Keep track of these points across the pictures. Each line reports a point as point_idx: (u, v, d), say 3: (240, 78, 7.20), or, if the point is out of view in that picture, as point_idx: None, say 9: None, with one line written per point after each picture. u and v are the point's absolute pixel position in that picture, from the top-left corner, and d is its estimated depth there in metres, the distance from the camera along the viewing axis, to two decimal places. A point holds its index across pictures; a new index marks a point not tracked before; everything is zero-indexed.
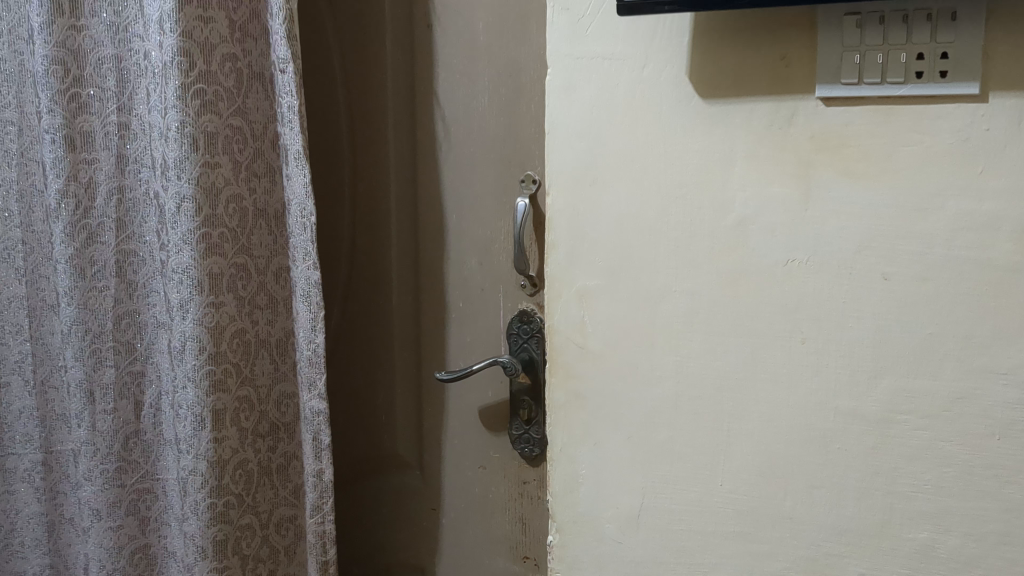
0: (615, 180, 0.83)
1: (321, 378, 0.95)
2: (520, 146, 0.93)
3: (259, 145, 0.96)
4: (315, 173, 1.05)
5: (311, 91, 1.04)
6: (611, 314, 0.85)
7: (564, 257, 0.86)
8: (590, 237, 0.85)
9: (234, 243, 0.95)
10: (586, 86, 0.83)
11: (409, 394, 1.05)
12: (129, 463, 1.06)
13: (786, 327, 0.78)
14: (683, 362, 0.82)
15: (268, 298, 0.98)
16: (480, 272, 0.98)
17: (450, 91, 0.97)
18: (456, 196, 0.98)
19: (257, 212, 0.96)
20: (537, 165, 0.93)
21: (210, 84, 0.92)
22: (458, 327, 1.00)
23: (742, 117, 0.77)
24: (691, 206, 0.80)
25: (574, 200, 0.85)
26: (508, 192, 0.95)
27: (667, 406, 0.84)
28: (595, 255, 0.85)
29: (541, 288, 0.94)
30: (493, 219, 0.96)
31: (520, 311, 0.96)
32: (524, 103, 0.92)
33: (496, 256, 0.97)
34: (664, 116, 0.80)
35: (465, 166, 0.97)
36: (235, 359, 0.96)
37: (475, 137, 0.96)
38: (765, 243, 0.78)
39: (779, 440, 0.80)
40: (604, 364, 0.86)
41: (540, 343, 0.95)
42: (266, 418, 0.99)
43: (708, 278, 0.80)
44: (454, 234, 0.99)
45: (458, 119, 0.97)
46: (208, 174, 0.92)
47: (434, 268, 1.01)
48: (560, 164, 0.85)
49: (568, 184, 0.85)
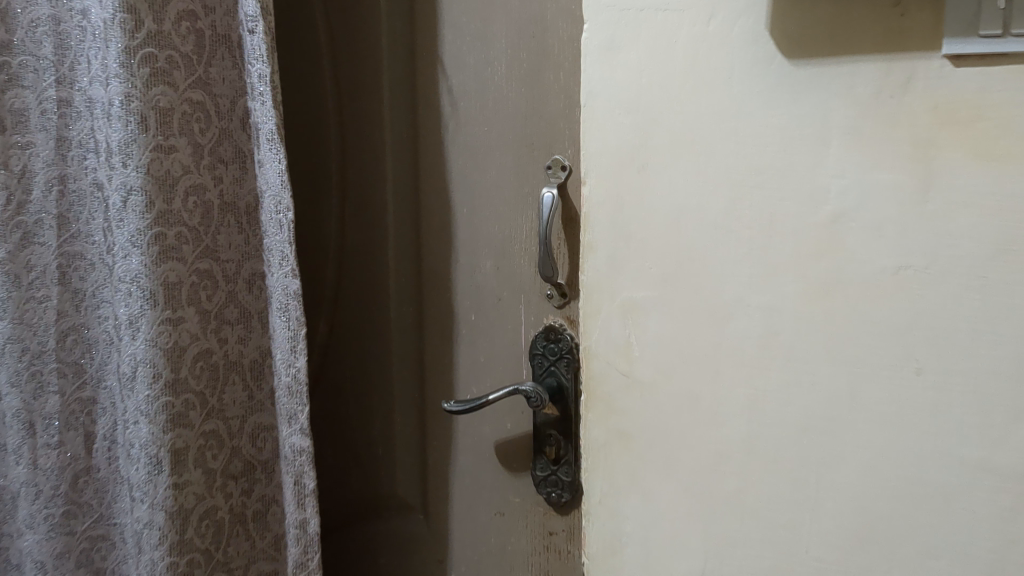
0: (670, 165, 0.65)
1: (302, 410, 0.78)
2: (544, 124, 0.75)
3: (224, 124, 0.79)
4: (297, 160, 0.89)
5: (294, 61, 0.87)
6: (664, 334, 0.67)
7: (605, 262, 0.69)
8: (637, 238, 0.67)
9: (196, 245, 0.77)
10: (633, 44, 0.65)
11: (409, 423, 0.88)
12: (79, 506, 0.89)
13: (894, 355, 0.61)
14: (758, 398, 0.65)
15: (238, 311, 0.81)
16: (495, 279, 0.81)
17: (458, 58, 0.79)
18: (466, 186, 0.81)
19: (223, 206, 0.79)
20: (566, 147, 0.74)
21: (163, 49, 0.74)
22: (470, 345, 0.83)
23: (840, 82, 0.59)
24: (770, 199, 0.62)
25: (617, 191, 0.67)
26: (530, 182, 0.77)
27: (737, 450, 0.66)
28: (643, 261, 0.67)
29: (572, 299, 0.77)
30: (510, 215, 0.79)
31: (546, 326, 0.78)
32: (549, 70, 0.74)
33: (514, 260, 0.79)
34: (736, 81, 0.62)
35: (476, 149, 0.80)
36: (199, 387, 0.79)
37: (487, 114, 0.78)
38: (868, 245, 0.60)
39: (884, 500, 0.62)
40: (654, 396, 0.69)
41: (570, 366, 0.77)
42: (239, 455, 0.82)
43: (791, 289, 0.63)
44: (463, 233, 0.82)
45: (468, 92, 0.79)
46: (162, 160, 0.74)
47: (440, 274, 0.84)
48: (597, 146, 0.68)
49: (609, 171, 0.68)
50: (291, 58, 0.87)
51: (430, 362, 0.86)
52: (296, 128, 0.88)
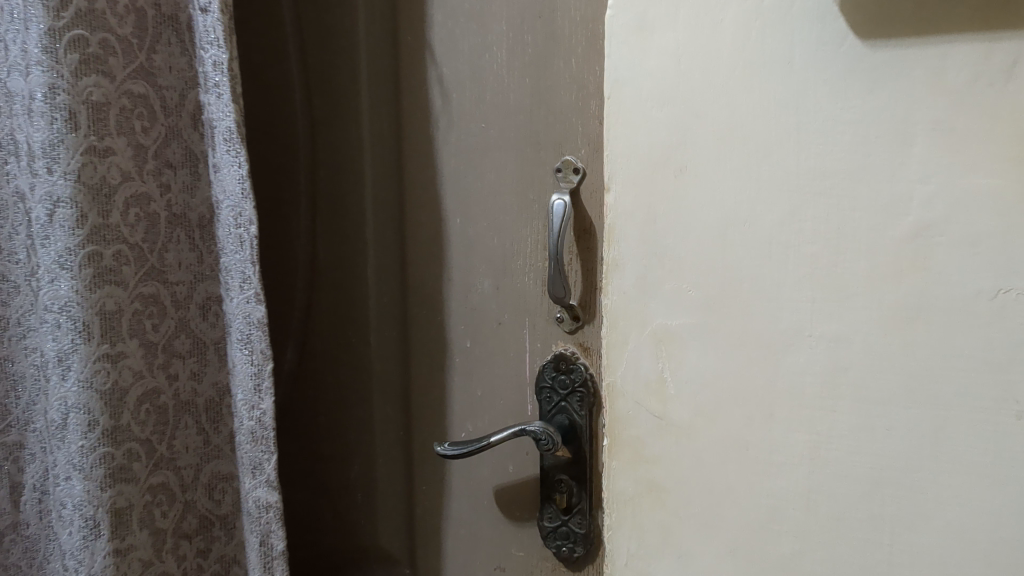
0: (714, 167, 0.55)
1: (270, 459, 0.66)
2: (553, 120, 0.64)
3: (172, 121, 0.66)
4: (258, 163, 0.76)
5: (253, 48, 0.75)
6: (705, 368, 0.57)
7: (634, 283, 0.58)
8: (674, 255, 0.57)
9: (138, 266, 0.65)
10: (668, 23, 0.55)
11: (394, 466, 0.76)
12: (5, 568, 0.76)
13: (990, 394, 0.49)
14: (821, 445, 0.54)
15: (192, 342, 0.69)
16: (495, 299, 0.69)
17: (450, 43, 0.68)
18: (459, 192, 0.69)
19: (173, 218, 0.67)
20: (579, 146, 0.64)
21: (97, 31, 0.61)
22: (465, 377, 0.71)
23: (925, 68, 0.48)
24: (836, 208, 0.52)
25: (648, 196, 0.57)
26: (537, 188, 0.66)
27: (795, 505, 0.55)
28: (679, 281, 0.57)
29: (586, 323, 0.66)
30: (513, 225, 0.68)
31: (555, 355, 0.67)
32: (558, 56, 0.63)
33: (517, 278, 0.68)
34: (796, 66, 0.52)
35: (471, 149, 0.68)
36: (145, 434, 0.66)
37: (485, 108, 0.67)
38: (960, 263, 0.49)
39: (976, 571, 0.51)
40: (692, 441, 0.58)
41: (583, 401, 0.66)
42: (194, 510, 0.70)
43: (863, 316, 0.52)
44: (457, 246, 0.70)
45: (462, 83, 0.68)
46: (96, 165, 0.62)
47: (429, 295, 0.72)
48: (621, 144, 0.58)
49: (638, 173, 0.57)
50: (248, 42, 0.75)
51: (418, 395, 0.74)
52: (255, 122, 0.76)
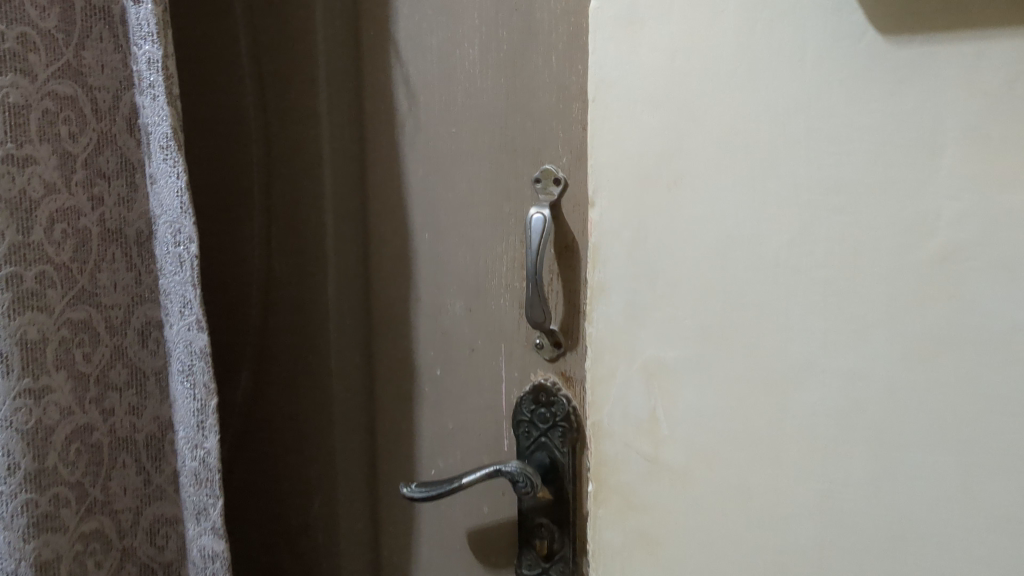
0: (712, 180, 0.48)
1: (216, 505, 0.59)
2: (532, 125, 0.58)
3: (103, 126, 0.59)
4: (208, 171, 0.70)
5: (206, 43, 0.68)
6: (703, 406, 0.50)
7: (622, 310, 0.52)
8: (667, 278, 0.50)
9: (65, 288, 0.57)
10: (662, 16, 0.48)
11: (358, 505, 0.69)
12: None
13: None
14: (834, 496, 0.47)
15: (130, 373, 0.62)
16: (467, 323, 0.63)
17: (418, 39, 0.61)
18: (428, 205, 0.63)
19: (107, 234, 0.60)
20: (559, 154, 0.57)
21: (14, 23, 0.53)
22: (435, 407, 0.65)
23: (957, 68, 0.42)
24: (851, 227, 0.45)
25: (638, 212, 0.51)
26: (513, 201, 0.60)
27: (806, 563, 0.49)
28: (672, 307, 0.50)
29: (568, 351, 0.59)
30: (487, 242, 0.61)
31: (534, 386, 0.61)
32: (538, 55, 0.57)
33: (492, 300, 0.62)
34: (808, 64, 0.45)
35: (441, 157, 0.62)
36: (75, 477, 0.59)
37: (456, 111, 0.61)
38: (997, 292, 0.42)
39: None
40: (688, 487, 0.51)
41: (565, 437, 0.59)
42: (134, 558, 0.63)
43: (883, 350, 0.45)
44: (425, 265, 0.63)
45: (430, 83, 0.61)
46: (14, 176, 0.54)
47: (395, 317, 0.65)
48: (608, 154, 0.51)
49: (626, 186, 0.51)
50: (197, 39, 0.68)
51: (385, 426, 0.67)
52: (204, 127, 0.69)
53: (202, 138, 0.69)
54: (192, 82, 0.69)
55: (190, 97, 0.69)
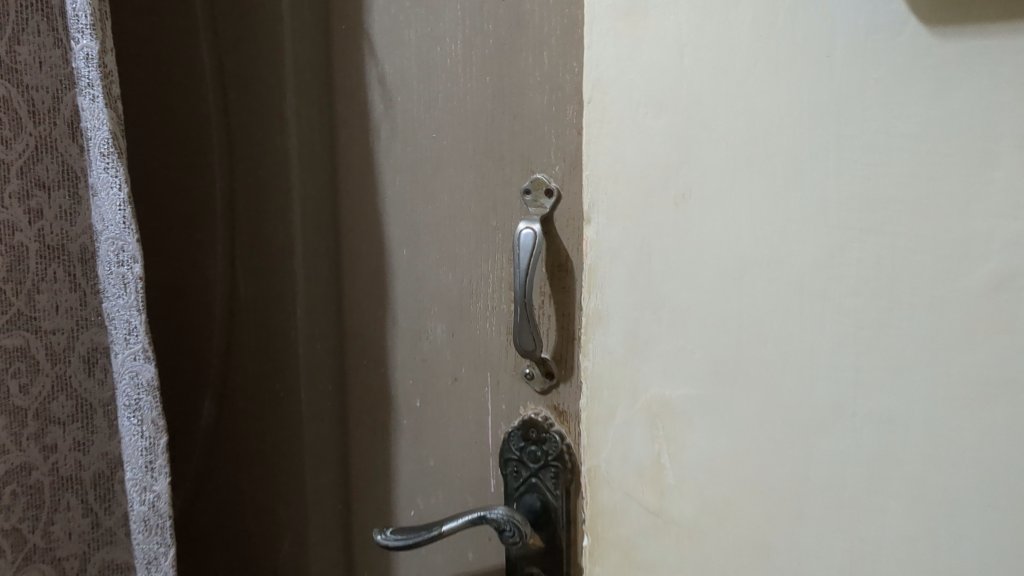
0: (726, 194, 0.42)
1: (168, 553, 0.53)
2: (522, 130, 0.52)
3: (42, 130, 0.52)
4: (166, 176, 0.63)
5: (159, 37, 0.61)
6: (713, 451, 0.44)
7: (621, 341, 0.46)
8: (674, 306, 0.44)
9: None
10: (668, 4, 0.42)
11: (331, 545, 0.63)
12: None
13: None
14: (863, 557, 0.41)
15: (75, 406, 0.55)
16: (450, 349, 0.57)
17: (394, 33, 0.55)
18: (406, 217, 0.56)
19: (48, 251, 0.53)
20: (552, 162, 0.51)
21: None
22: (414, 441, 0.59)
23: (1013, 66, 0.35)
24: (887, 251, 0.39)
25: (640, 230, 0.44)
26: (500, 214, 0.53)
27: None
28: (677, 339, 0.44)
29: (561, 382, 0.53)
30: (472, 259, 0.55)
31: (523, 421, 0.55)
32: (527, 51, 0.50)
33: (477, 324, 0.55)
34: (838, 61, 0.39)
35: (420, 165, 0.55)
36: (10, 523, 0.52)
37: (436, 114, 0.54)
38: None
39: None
40: (695, 542, 0.45)
41: (558, 479, 0.53)
42: None
43: (922, 395, 0.39)
44: (402, 283, 0.57)
45: (408, 83, 0.55)
46: None
47: (369, 341, 0.59)
48: (605, 164, 0.45)
49: (624, 201, 0.44)
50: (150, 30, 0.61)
51: (360, 460, 0.61)
52: (158, 129, 0.62)
53: (156, 142, 0.62)
54: (143, 79, 0.61)
55: (139, 95, 0.62)
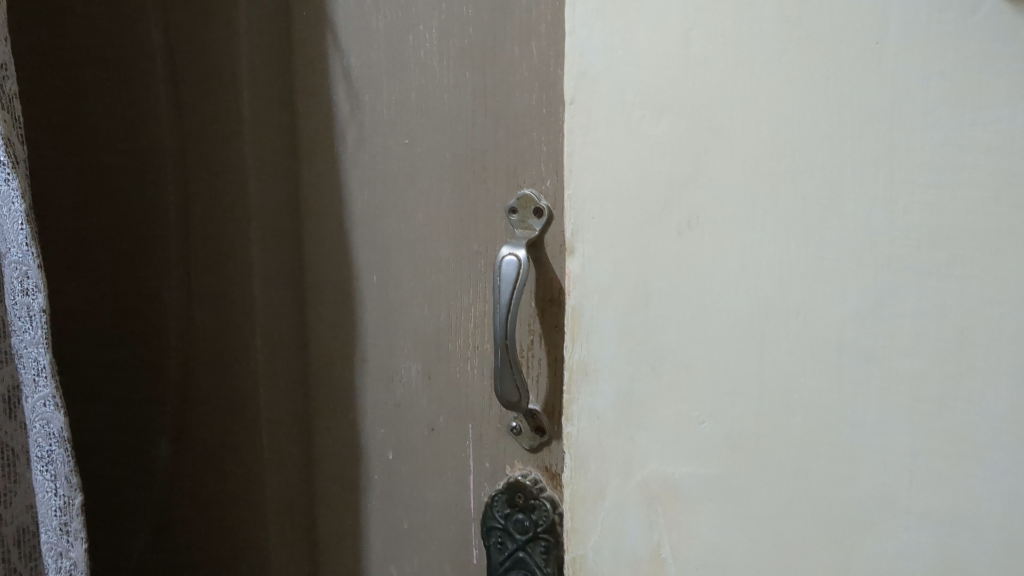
0: (745, 222, 0.32)
1: None
2: (507, 136, 0.43)
3: None
4: (116, 176, 0.54)
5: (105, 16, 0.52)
6: (727, 550, 0.34)
7: (615, 404, 0.35)
8: (679, 363, 0.34)
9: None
10: None
11: None
12: None
13: None
14: None
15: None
16: (425, 394, 0.48)
17: (361, 21, 0.46)
18: (378, 238, 0.48)
19: None
20: (542, 174, 0.42)
21: None
22: (388, 496, 0.51)
23: None
24: (956, 300, 0.29)
25: (636, 265, 0.34)
26: (482, 236, 0.45)
27: None
28: (682, 406, 0.34)
29: (553, 440, 0.44)
30: (451, 290, 0.46)
31: (508, 485, 0.46)
32: (514, 40, 0.42)
33: (456, 366, 0.47)
34: (890, 49, 0.29)
35: (391, 177, 0.47)
36: None
37: (409, 116, 0.46)
38: None
39: None
40: None
41: (548, 555, 0.45)
42: None
43: (999, 490, 0.29)
44: (373, 314, 0.49)
45: (377, 79, 0.46)
46: None
47: (337, 380, 0.51)
48: (592, 181, 0.35)
49: (617, 227, 0.34)
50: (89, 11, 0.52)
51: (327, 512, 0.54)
52: (106, 127, 0.53)
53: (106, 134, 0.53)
54: (88, 69, 0.52)
55: (86, 86, 0.53)
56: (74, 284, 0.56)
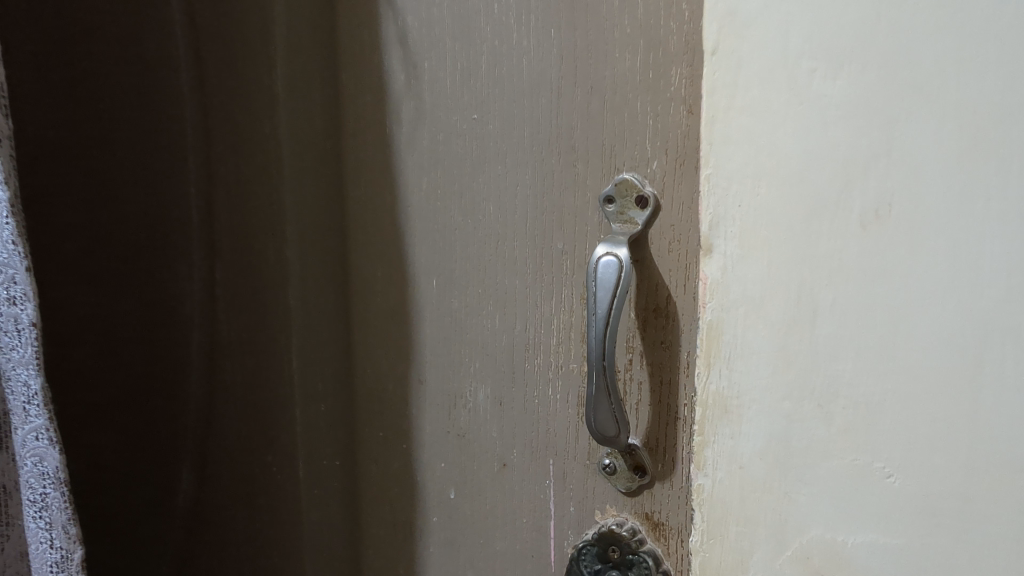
0: (958, 212, 0.24)
1: None
2: (603, 109, 0.35)
3: None
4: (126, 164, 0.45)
5: None
6: None
7: (764, 452, 0.27)
8: (858, 401, 0.26)
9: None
10: None
11: None
12: None
13: None
14: None
15: None
16: (496, 420, 0.40)
17: None
18: (440, 234, 0.40)
19: None
20: (646, 155, 0.34)
21: None
22: (450, 536, 0.43)
23: None
24: None
25: (800, 270, 0.26)
26: (569, 232, 0.36)
27: None
28: (859, 456, 0.26)
29: (656, 482, 0.36)
30: (527, 298, 0.38)
31: (600, 535, 0.38)
32: None
33: (534, 390, 0.38)
34: None
35: (456, 161, 0.39)
36: None
37: (478, 86, 0.38)
38: None
39: None
40: None
41: None
42: None
43: None
44: (434, 326, 0.41)
45: (439, 42, 0.38)
46: None
47: (390, 402, 0.44)
48: (740, 159, 0.26)
49: (773, 221, 0.26)
50: None
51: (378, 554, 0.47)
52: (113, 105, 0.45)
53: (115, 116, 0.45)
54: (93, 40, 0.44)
55: (89, 56, 0.44)
56: (67, 293, 0.47)
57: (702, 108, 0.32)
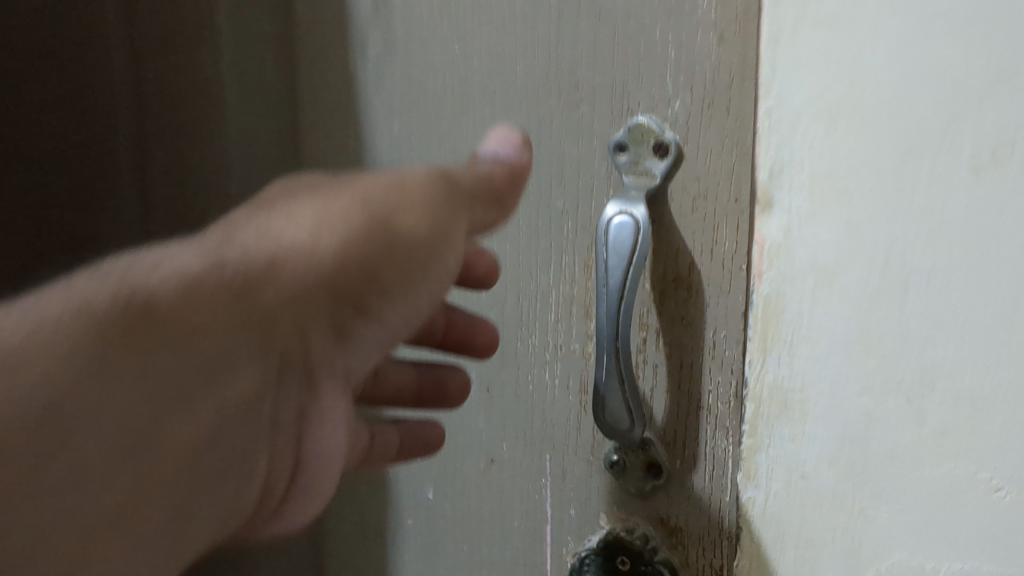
0: None
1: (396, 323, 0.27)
2: (614, 40, 0.29)
3: None
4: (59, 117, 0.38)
5: None
6: None
7: (835, 454, 0.22)
8: (960, 396, 0.20)
9: (116, 357, 0.20)
10: None
11: None
12: None
13: None
14: None
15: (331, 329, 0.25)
16: (483, 399, 0.36)
17: None
18: None
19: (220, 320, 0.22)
20: (667, 94, 0.28)
21: None
22: (432, 531, 0.39)
23: None
24: None
25: (889, 229, 0.20)
26: (571, 189, 0.31)
27: None
28: (957, 464, 0.20)
29: (673, 483, 0.30)
30: (521, 266, 0.33)
31: (605, 541, 0.32)
32: None
33: (528, 374, 0.33)
34: None
35: (436, 103, 0.34)
36: None
37: (460, 15, 0.32)
38: None
39: None
40: None
41: None
42: None
43: None
44: None
45: None
46: None
47: None
48: (812, 89, 0.21)
49: (852, 167, 0.20)
50: None
51: (352, 532, 0.43)
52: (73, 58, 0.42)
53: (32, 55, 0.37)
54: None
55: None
56: None
57: (735, 35, 0.26)
